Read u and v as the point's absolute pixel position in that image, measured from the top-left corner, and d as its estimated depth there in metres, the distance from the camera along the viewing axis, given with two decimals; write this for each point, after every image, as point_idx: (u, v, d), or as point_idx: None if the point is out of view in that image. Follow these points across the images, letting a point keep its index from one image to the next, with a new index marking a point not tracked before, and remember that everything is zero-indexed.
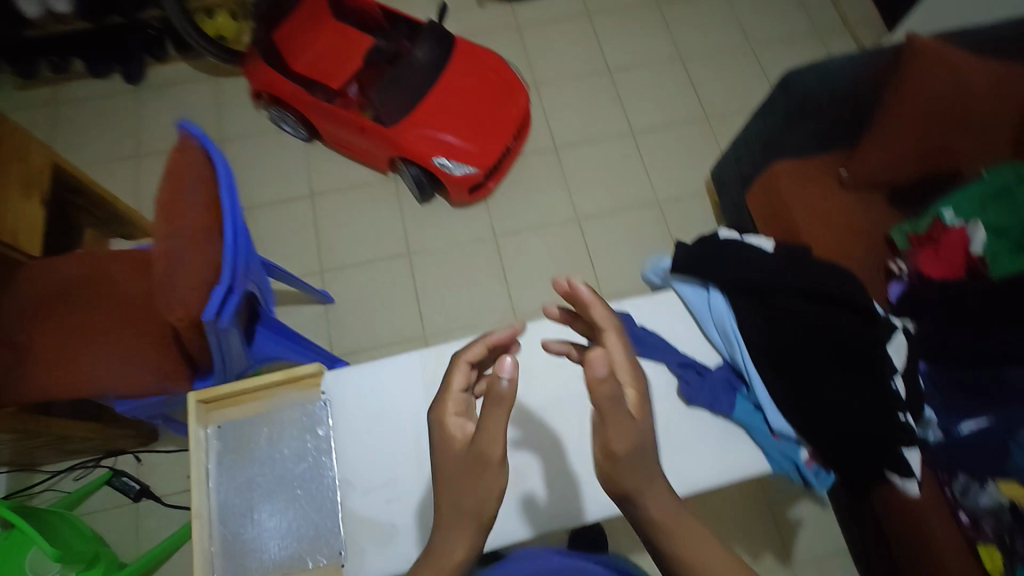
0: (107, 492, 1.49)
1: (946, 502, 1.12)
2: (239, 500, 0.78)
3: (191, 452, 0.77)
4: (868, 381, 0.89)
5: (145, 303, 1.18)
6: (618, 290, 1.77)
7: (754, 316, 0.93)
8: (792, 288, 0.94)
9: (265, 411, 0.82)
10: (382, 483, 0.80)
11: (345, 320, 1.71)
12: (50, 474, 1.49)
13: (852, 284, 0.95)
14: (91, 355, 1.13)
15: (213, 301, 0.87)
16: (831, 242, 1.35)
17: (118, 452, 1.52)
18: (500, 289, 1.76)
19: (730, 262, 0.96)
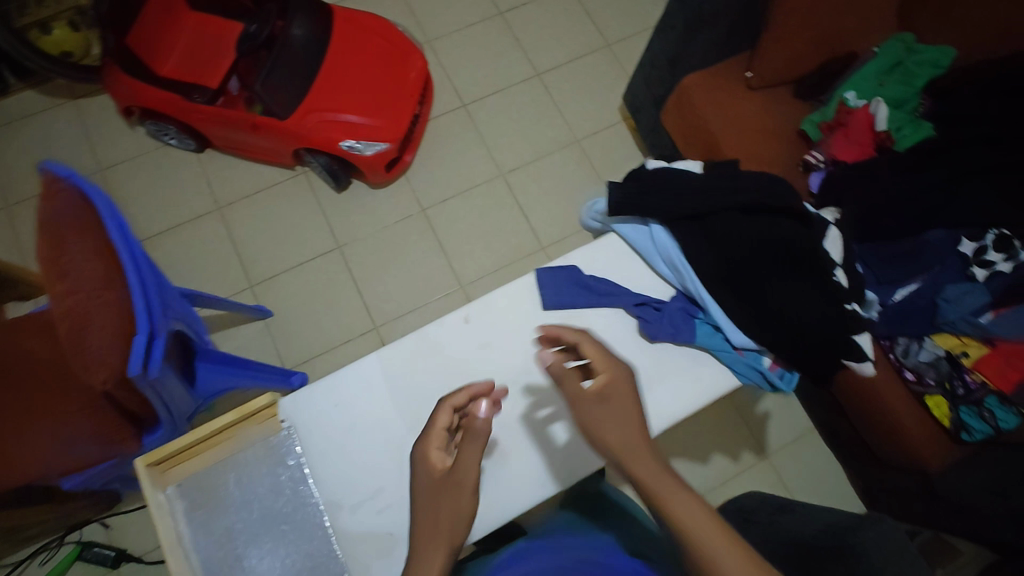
0: (82, 567, 1.40)
1: (892, 366, 1.20)
2: (223, 553, 0.74)
3: (155, 519, 0.71)
4: (810, 279, 0.93)
5: (62, 368, 1.07)
6: (557, 237, 1.77)
7: (697, 241, 0.94)
8: (728, 205, 0.94)
9: (225, 455, 0.77)
10: (371, 494, 0.79)
11: (289, 330, 1.62)
12: (12, 566, 1.38)
13: (781, 187, 0.97)
14: (16, 438, 1.02)
15: (136, 352, 0.79)
16: (751, 147, 1.37)
17: (82, 524, 1.42)
18: (441, 262, 1.72)
19: (664, 192, 0.95)
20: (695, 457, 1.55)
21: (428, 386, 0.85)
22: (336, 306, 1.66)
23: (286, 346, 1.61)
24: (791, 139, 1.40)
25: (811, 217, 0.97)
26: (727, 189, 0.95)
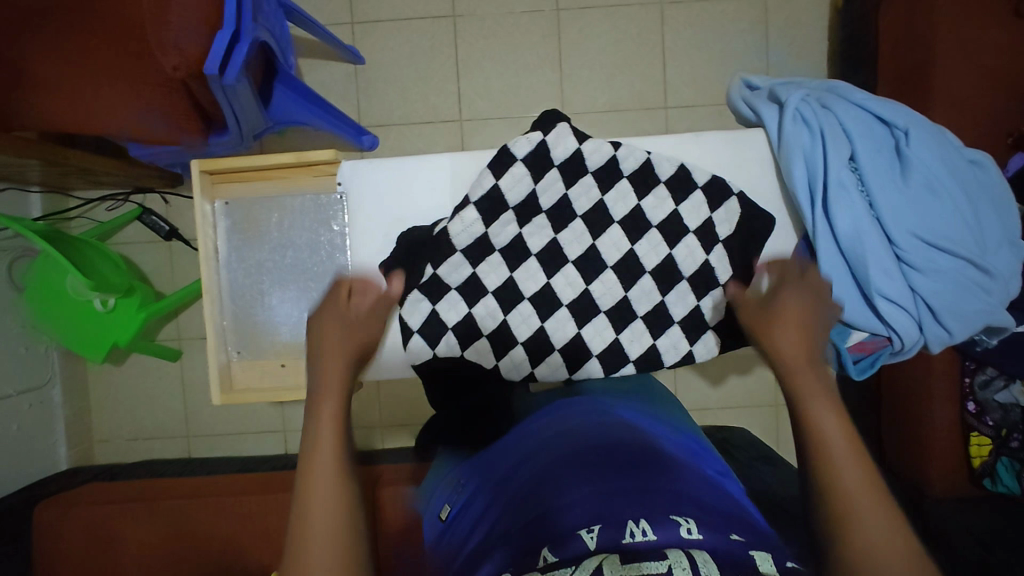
0: (139, 227, 1.50)
1: (960, 390, 1.10)
2: (249, 281, 0.82)
3: (200, 223, 0.79)
4: (952, 257, 0.65)
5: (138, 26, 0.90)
6: (686, 103, 1.52)
7: (827, 159, 0.66)
8: (869, 132, 0.67)
9: (276, 194, 0.82)
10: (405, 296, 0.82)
11: (376, 86, 1.52)
12: (83, 202, 1.49)
13: (946, 136, 0.69)
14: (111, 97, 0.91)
15: (218, 50, 0.77)
16: (965, 90, 1.09)
17: (146, 191, 1.49)
18: (552, 77, 1.52)
19: (803, 99, 0.70)
20: (708, 378, 1.47)
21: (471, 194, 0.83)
22: (430, 79, 1.52)
23: (368, 102, 1.52)
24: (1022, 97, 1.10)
25: (974, 177, 0.68)
26: (871, 116, 0.69)
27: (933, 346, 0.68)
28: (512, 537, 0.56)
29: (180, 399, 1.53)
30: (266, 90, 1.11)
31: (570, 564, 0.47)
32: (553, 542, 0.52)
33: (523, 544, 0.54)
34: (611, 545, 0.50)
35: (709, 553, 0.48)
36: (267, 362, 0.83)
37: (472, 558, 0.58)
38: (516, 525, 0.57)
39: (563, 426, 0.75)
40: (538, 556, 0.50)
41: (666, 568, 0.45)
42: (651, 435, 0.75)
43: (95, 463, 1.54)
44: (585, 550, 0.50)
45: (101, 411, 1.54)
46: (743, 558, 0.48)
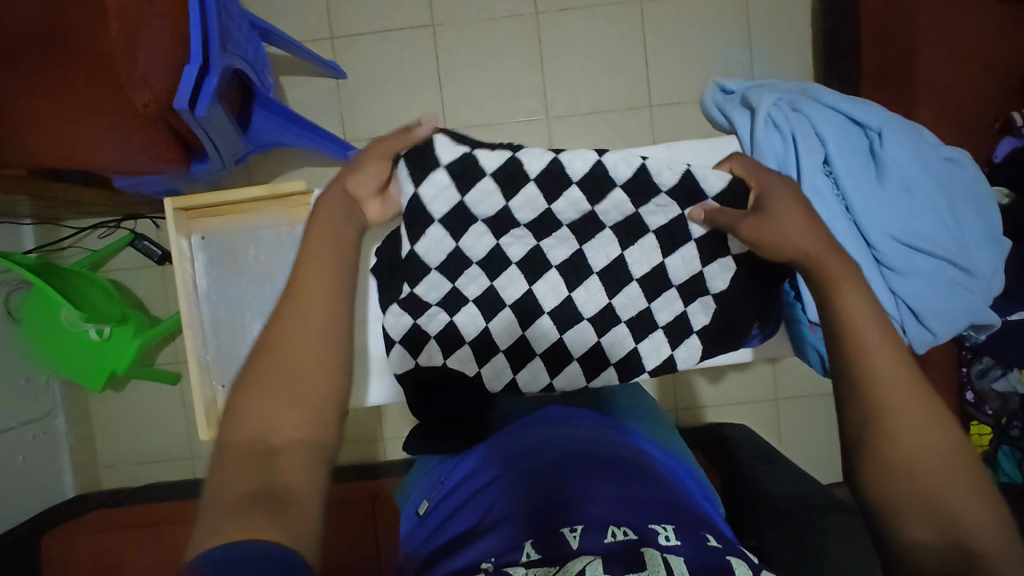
0: (132, 253, 1.51)
1: (957, 379, 1.10)
2: (230, 314, 0.82)
3: (177, 260, 0.79)
4: (931, 257, 0.65)
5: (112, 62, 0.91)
6: (671, 101, 1.51)
7: (800, 164, 0.65)
8: (843, 134, 0.67)
9: (252, 224, 0.82)
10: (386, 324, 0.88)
11: (360, 100, 1.51)
12: (75, 231, 1.50)
13: (921, 134, 0.68)
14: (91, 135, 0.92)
15: (186, 84, 0.77)
16: (947, 76, 1.08)
17: (137, 217, 1.49)
18: (535, 81, 1.51)
19: (774, 103, 0.69)
20: (706, 375, 1.47)
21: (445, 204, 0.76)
22: (413, 91, 1.52)
23: (352, 117, 1.52)
24: (1005, 79, 1.09)
25: (953, 175, 0.67)
26: (844, 118, 0.68)
27: (919, 348, 0.67)
28: (497, 529, 0.58)
29: (183, 421, 1.54)
30: (245, 114, 1.11)
31: (553, 565, 0.50)
32: (535, 537, 0.54)
33: (507, 535, 0.56)
34: (593, 547, 0.52)
35: (686, 562, 0.50)
36: None
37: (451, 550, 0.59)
38: (500, 520, 0.59)
39: (547, 432, 0.77)
40: (521, 548, 0.53)
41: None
42: (634, 445, 0.77)
43: (103, 488, 1.55)
44: (568, 549, 0.52)
45: (105, 437, 1.56)
46: (720, 565, 0.50)
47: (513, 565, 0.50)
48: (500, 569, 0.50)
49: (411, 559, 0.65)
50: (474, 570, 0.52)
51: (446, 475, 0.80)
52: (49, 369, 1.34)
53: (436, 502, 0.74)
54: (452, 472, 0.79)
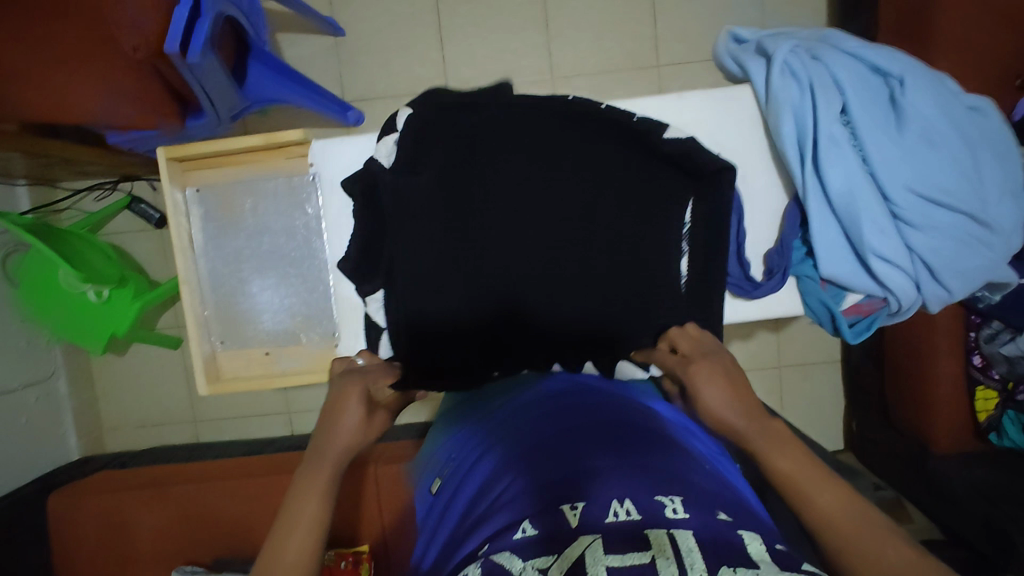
0: (130, 216, 1.49)
1: (965, 344, 1.08)
2: (229, 270, 0.81)
3: (172, 214, 0.77)
4: (946, 210, 0.62)
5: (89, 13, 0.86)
6: (679, 59, 1.43)
7: (825, 110, 0.62)
8: (862, 83, 0.63)
9: (248, 178, 0.79)
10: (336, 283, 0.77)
11: (357, 59, 1.44)
12: (72, 193, 1.48)
13: (944, 81, 0.65)
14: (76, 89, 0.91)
15: (175, 33, 0.79)
16: (971, 30, 1.03)
17: (133, 179, 1.47)
18: (539, 39, 1.42)
19: (804, 52, 0.65)
20: None
21: (506, 236, 0.68)
22: (409, 47, 1.44)
23: (349, 77, 1.45)
24: None
25: (975, 120, 0.64)
26: (865, 64, 0.65)
27: (931, 303, 0.65)
28: (500, 508, 0.55)
29: (183, 386, 1.54)
30: (241, 69, 1.07)
31: (551, 549, 0.46)
32: (534, 515, 0.51)
33: (507, 513, 0.53)
34: (593, 525, 0.48)
35: (693, 536, 0.47)
36: (253, 350, 0.82)
37: (456, 539, 0.58)
38: (503, 497, 0.57)
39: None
40: (519, 526, 0.50)
41: (649, 556, 0.44)
42: (642, 401, 0.73)
43: (108, 451, 1.56)
44: (568, 529, 0.48)
45: (108, 400, 1.56)
46: (731, 541, 0.47)
47: (509, 550, 0.47)
48: (497, 554, 0.47)
49: (432, 544, 0.64)
50: (472, 556, 0.50)
51: (454, 447, 0.78)
52: (49, 330, 1.34)
53: (447, 478, 0.73)
54: (457, 445, 0.77)
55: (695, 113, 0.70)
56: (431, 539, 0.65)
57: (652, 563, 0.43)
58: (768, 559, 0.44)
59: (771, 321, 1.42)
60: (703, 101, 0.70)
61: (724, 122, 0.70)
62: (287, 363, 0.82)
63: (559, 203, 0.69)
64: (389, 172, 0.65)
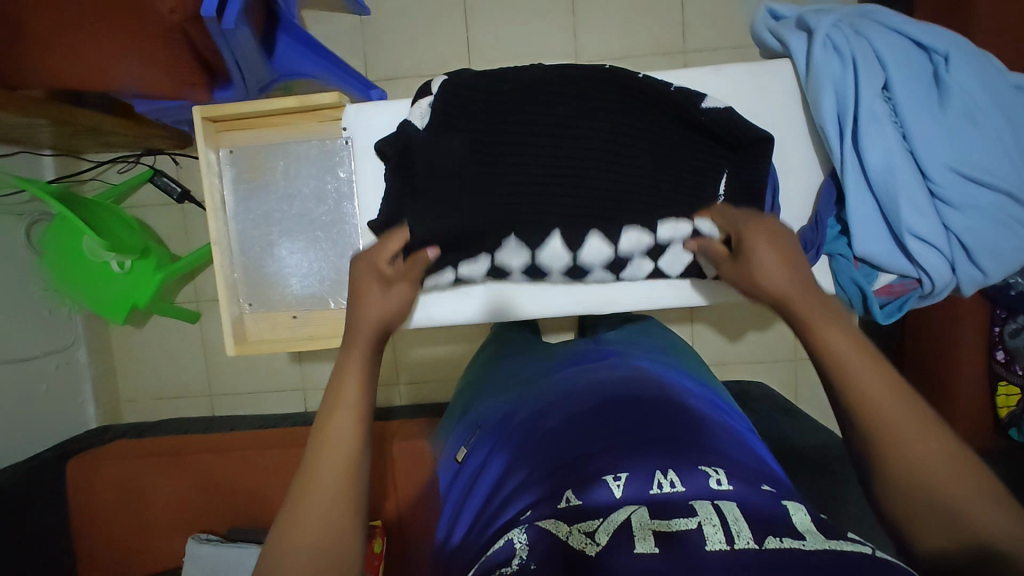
0: (152, 189, 1.49)
1: (987, 339, 1.07)
2: (258, 233, 0.81)
3: (204, 173, 0.78)
4: (988, 189, 0.61)
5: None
6: (706, 47, 1.40)
7: (867, 85, 0.61)
8: (905, 60, 0.62)
9: (280, 140, 0.79)
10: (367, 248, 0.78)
11: (382, 37, 1.44)
12: (95, 164, 1.49)
13: (990, 59, 0.64)
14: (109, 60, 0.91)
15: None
16: None
17: (156, 152, 1.48)
18: (565, 20, 1.41)
19: (848, 27, 0.64)
20: (725, 332, 1.41)
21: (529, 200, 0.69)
22: (433, 27, 1.43)
23: (373, 54, 1.45)
24: None
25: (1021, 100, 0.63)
26: (908, 40, 0.64)
27: (965, 286, 0.64)
28: (536, 475, 0.55)
29: (200, 360, 1.55)
30: (270, 40, 1.08)
31: (597, 515, 0.47)
32: (578, 484, 0.51)
33: (544, 483, 0.54)
34: (637, 496, 0.49)
35: (739, 506, 0.46)
36: (280, 313, 0.83)
37: (490, 508, 0.59)
38: (538, 464, 0.57)
39: (581, 373, 0.74)
40: (561, 496, 0.50)
41: (695, 523, 0.44)
42: (673, 382, 0.73)
43: (124, 423, 1.58)
44: (610, 499, 0.49)
45: (126, 372, 1.58)
46: (775, 511, 0.46)
47: (554, 517, 0.48)
48: (541, 521, 0.47)
49: (464, 508, 0.65)
50: (513, 524, 0.51)
51: (482, 417, 0.79)
52: (72, 299, 1.36)
53: (475, 446, 0.74)
54: (489, 415, 0.78)
55: (732, 88, 0.70)
56: (458, 505, 0.66)
57: (698, 529, 0.43)
58: (814, 529, 0.44)
59: (790, 312, 1.40)
60: (741, 75, 0.70)
61: (761, 95, 0.70)
62: (314, 326, 0.82)
63: (593, 173, 0.69)
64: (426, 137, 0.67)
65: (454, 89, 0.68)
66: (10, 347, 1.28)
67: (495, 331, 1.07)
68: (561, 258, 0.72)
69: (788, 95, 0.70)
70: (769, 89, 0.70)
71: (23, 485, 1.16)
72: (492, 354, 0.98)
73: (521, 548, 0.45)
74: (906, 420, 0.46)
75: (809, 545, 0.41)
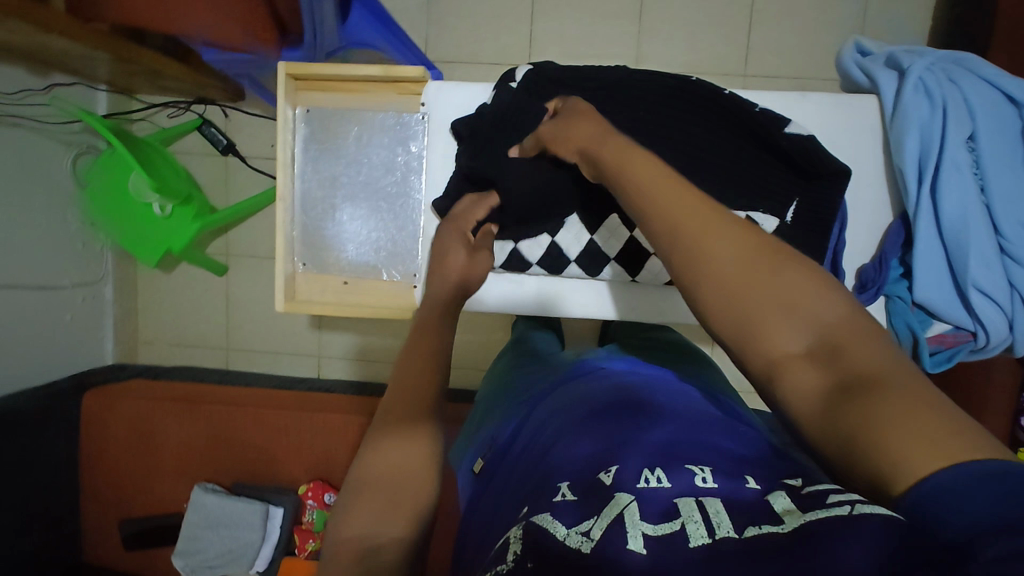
0: (199, 138, 1.50)
1: (1014, 402, 1.05)
2: (322, 195, 0.82)
3: (279, 128, 0.79)
4: None
5: None
6: (767, 73, 1.39)
7: (955, 131, 0.61)
8: (994, 113, 0.62)
9: (358, 107, 0.80)
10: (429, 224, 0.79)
11: (446, 19, 1.44)
12: (146, 106, 1.50)
13: None
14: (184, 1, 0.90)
15: None
16: None
17: (207, 102, 1.48)
18: (631, 28, 1.40)
19: (942, 73, 0.64)
20: None
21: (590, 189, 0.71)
22: (497, 15, 1.43)
23: (435, 35, 1.45)
24: None
25: None
26: (1001, 94, 0.63)
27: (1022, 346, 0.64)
28: (539, 480, 0.50)
29: (222, 313, 1.56)
30: (344, 8, 1.06)
31: (590, 512, 0.41)
32: (575, 483, 0.46)
33: (545, 481, 0.48)
34: (625, 486, 0.43)
35: (722, 501, 0.40)
36: (333, 277, 0.83)
37: (491, 513, 0.54)
38: (541, 469, 0.52)
39: (590, 379, 0.70)
40: (558, 490, 0.45)
41: (676, 524, 0.38)
42: (685, 389, 0.68)
43: (140, 363, 1.59)
44: (601, 489, 0.44)
45: (147, 314, 1.59)
46: (756, 501, 0.39)
47: (551, 514, 0.41)
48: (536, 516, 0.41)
49: (470, 517, 0.60)
50: (512, 522, 0.46)
51: (502, 429, 0.75)
52: (109, 234, 1.37)
53: (491, 456, 0.69)
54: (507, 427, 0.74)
55: (815, 120, 0.70)
56: (468, 515, 0.61)
57: (681, 530, 0.37)
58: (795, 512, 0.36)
59: None
60: (828, 108, 0.70)
61: (847, 130, 0.70)
62: (362, 293, 0.83)
63: None
64: (492, 119, 0.70)
65: (541, 78, 0.70)
66: (42, 273, 1.29)
67: (517, 335, 1.07)
68: (618, 237, 0.74)
69: (873, 132, 0.70)
70: (858, 126, 0.70)
71: (40, 410, 1.18)
72: (515, 363, 0.96)
73: (514, 540, 0.39)
74: (729, 256, 0.44)
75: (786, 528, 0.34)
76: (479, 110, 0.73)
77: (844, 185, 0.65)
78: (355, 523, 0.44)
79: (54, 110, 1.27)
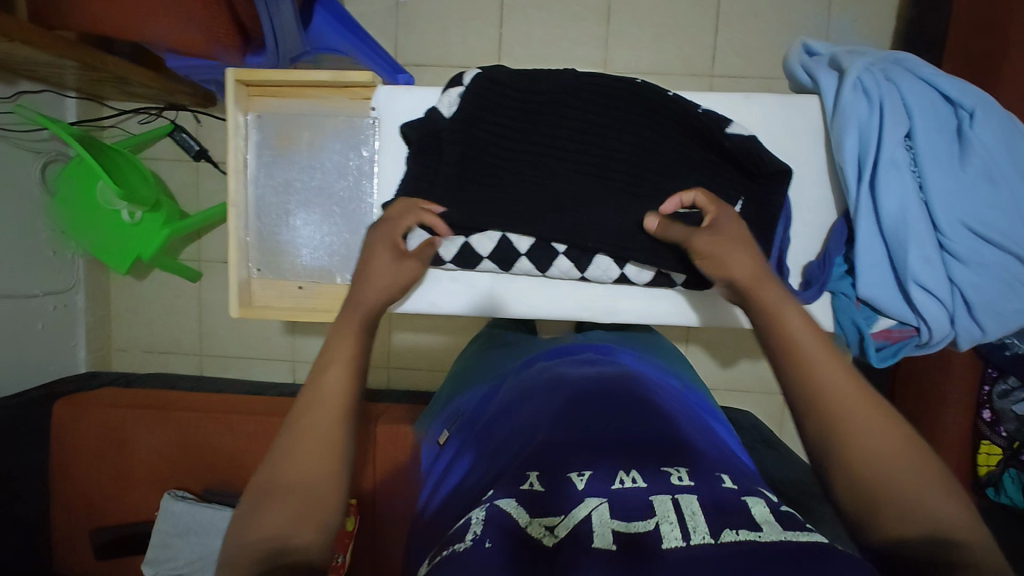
0: (170, 144, 1.50)
1: (975, 397, 1.06)
2: (276, 201, 0.82)
3: (230, 135, 0.79)
4: (994, 252, 0.62)
5: None
6: (733, 74, 1.41)
7: (893, 129, 0.62)
8: (930, 112, 0.63)
9: (310, 112, 0.81)
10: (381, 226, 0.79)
11: (415, 23, 1.45)
12: (116, 112, 1.49)
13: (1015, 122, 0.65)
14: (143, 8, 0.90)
15: None
16: None
17: (178, 107, 1.47)
18: (600, 31, 1.41)
19: (880, 73, 0.65)
20: (717, 357, 1.42)
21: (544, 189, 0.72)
22: (465, 18, 1.44)
23: (405, 39, 1.46)
24: None
25: None
26: (938, 92, 0.65)
27: (962, 341, 0.65)
28: (497, 471, 0.52)
29: (196, 319, 1.55)
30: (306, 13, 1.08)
31: (557, 511, 0.44)
32: (541, 472, 0.47)
33: (507, 469, 0.50)
34: (599, 490, 0.44)
35: (699, 501, 0.42)
36: (287, 281, 0.84)
37: (452, 493, 0.56)
38: (503, 460, 0.53)
39: (558, 365, 0.71)
40: (525, 478, 0.46)
41: (653, 525, 0.40)
42: (657, 380, 0.70)
43: (113, 371, 1.58)
44: (573, 493, 0.44)
45: (121, 322, 1.58)
46: (733, 504, 0.42)
47: (512, 500, 0.44)
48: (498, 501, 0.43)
49: (431, 495, 0.62)
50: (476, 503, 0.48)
51: (466, 407, 0.78)
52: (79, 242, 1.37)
53: (456, 432, 0.72)
54: (472, 404, 0.77)
55: (760, 120, 0.71)
56: (429, 497, 0.63)
57: (656, 530, 0.40)
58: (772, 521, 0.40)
59: None
60: (772, 108, 0.71)
61: (790, 129, 0.71)
62: (317, 297, 0.83)
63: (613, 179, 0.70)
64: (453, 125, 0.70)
65: (489, 82, 0.71)
66: (11, 281, 1.28)
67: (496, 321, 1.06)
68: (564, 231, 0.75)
69: (815, 132, 0.71)
70: (800, 125, 0.71)
71: (10, 420, 1.17)
72: (479, 347, 0.98)
73: (478, 524, 0.41)
74: (868, 419, 0.46)
75: (764, 537, 0.37)
76: (428, 113, 0.74)
77: (786, 182, 0.68)
78: (261, 525, 0.45)
79: (20, 117, 1.26)
